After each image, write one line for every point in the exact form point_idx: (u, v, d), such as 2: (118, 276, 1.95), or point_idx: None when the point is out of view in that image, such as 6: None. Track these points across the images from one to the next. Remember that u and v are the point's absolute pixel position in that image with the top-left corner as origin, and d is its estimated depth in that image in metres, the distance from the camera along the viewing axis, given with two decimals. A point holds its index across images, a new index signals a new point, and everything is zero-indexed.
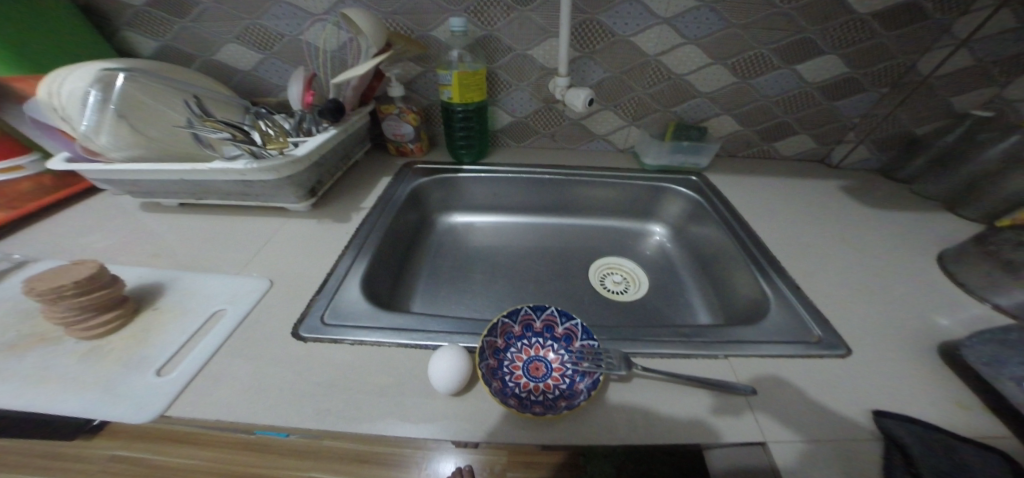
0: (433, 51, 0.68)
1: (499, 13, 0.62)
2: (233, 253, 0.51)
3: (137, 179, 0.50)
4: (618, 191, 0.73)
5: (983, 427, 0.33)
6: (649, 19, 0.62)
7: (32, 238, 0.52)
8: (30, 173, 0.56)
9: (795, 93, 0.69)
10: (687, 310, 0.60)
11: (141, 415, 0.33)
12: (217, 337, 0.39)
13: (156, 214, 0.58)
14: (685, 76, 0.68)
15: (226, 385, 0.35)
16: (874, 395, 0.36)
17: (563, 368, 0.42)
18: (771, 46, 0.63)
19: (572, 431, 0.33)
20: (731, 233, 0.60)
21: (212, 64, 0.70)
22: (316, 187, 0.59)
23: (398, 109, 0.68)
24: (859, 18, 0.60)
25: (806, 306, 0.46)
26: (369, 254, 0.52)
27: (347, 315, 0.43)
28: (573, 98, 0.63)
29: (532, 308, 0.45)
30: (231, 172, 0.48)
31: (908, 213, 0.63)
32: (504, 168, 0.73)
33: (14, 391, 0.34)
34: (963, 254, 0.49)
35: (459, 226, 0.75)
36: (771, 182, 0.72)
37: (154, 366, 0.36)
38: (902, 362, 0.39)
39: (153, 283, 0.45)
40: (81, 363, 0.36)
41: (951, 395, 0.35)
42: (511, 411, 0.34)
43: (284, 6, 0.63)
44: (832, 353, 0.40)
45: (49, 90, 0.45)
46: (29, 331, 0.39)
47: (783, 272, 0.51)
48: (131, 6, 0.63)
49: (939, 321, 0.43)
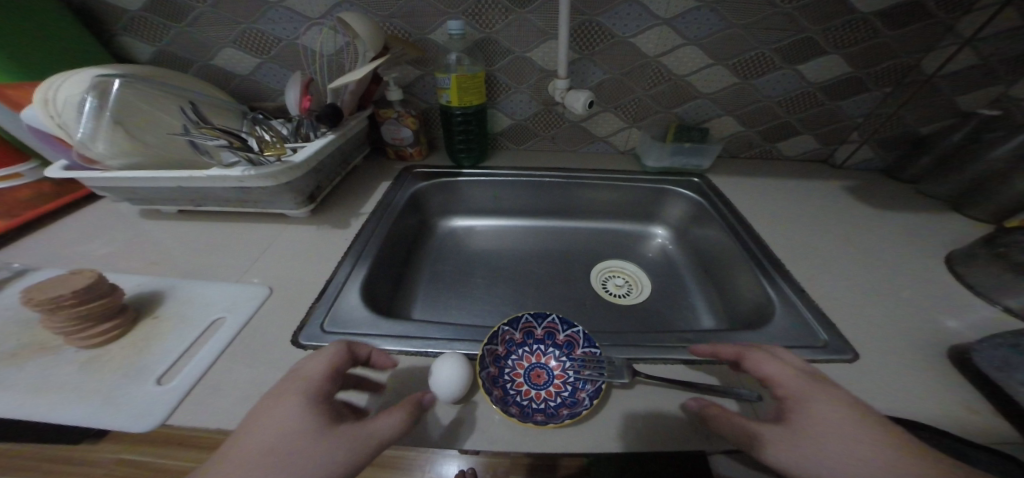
0: (431, 54, 0.67)
1: (498, 15, 0.62)
2: (234, 260, 0.51)
3: (135, 186, 0.50)
4: (618, 193, 0.72)
5: (994, 434, 0.32)
6: (649, 20, 0.61)
7: (31, 246, 0.52)
8: (28, 180, 0.57)
9: (797, 93, 0.68)
10: (690, 313, 0.60)
11: (142, 425, 0.32)
12: (217, 344, 0.39)
13: (155, 221, 0.58)
14: (685, 76, 0.68)
15: (224, 395, 0.35)
16: (882, 400, 0.35)
17: (565, 375, 0.42)
18: (772, 47, 0.63)
19: (574, 439, 0.32)
20: (733, 236, 0.59)
21: (210, 69, 0.70)
22: (315, 193, 0.58)
23: (397, 113, 0.68)
24: (861, 17, 0.59)
25: (811, 309, 0.45)
26: (368, 260, 0.52)
27: (347, 322, 0.43)
28: (573, 101, 0.62)
29: (533, 316, 0.44)
30: (229, 179, 0.48)
31: (914, 214, 0.62)
32: (504, 170, 0.73)
33: (14, 400, 0.34)
34: (971, 255, 0.48)
35: (460, 230, 0.74)
36: (774, 183, 0.71)
37: (154, 375, 0.36)
38: (910, 366, 0.38)
39: (151, 292, 0.45)
40: (81, 372, 0.36)
41: (962, 400, 0.35)
42: (513, 420, 0.33)
43: (281, 11, 0.62)
44: (838, 358, 0.39)
45: (45, 97, 0.46)
46: (30, 340, 0.39)
47: (787, 275, 0.50)
48: (127, 12, 0.63)
49: (947, 324, 0.43)
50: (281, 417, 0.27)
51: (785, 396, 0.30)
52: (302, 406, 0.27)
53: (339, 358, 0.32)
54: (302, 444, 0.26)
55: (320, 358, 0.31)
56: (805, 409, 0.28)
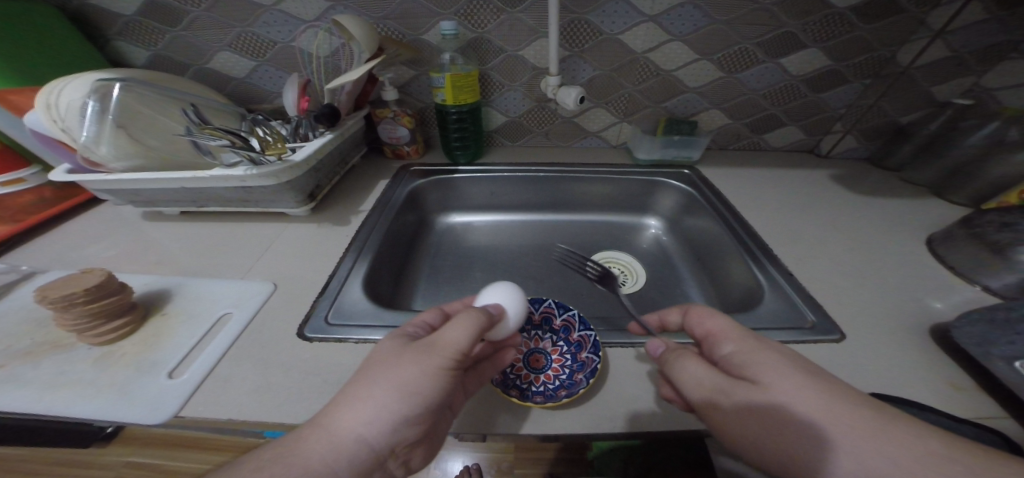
0: (425, 54, 0.68)
1: (489, 15, 0.63)
2: (237, 259, 0.52)
3: (139, 188, 0.51)
4: (612, 186, 0.74)
5: (979, 408, 0.34)
6: (635, 17, 0.63)
7: (35, 251, 0.53)
8: (31, 185, 0.58)
9: (781, 86, 0.70)
10: (685, 300, 0.61)
11: (155, 416, 0.33)
12: (226, 338, 0.40)
13: (157, 222, 0.59)
14: (672, 72, 0.70)
15: (236, 386, 0.36)
16: (869, 379, 0.37)
17: (563, 359, 0.44)
18: (753, 42, 0.65)
19: (573, 420, 0.34)
20: (723, 224, 0.61)
21: (205, 72, 0.71)
22: (315, 191, 0.59)
23: (393, 112, 0.70)
24: (838, 12, 0.61)
25: (799, 292, 0.47)
26: (369, 255, 0.53)
27: (351, 314, 0.44)
28: (565, 97, 0.64)
29: (531, 301, 0.48)
30: (231, 179, 0.49)
31: (899, 200, 0.64)
32: (499, 167, 0.75)
33: (30, 394, 0.35)
34: (950, 237, 0.51)
35: (458, 226, 0.75)
36: (763, 174, 0.73)
37: (166, 368, 0.37)
38: (893, 345, 0.40)
39: (159, 290, 0.46)
40: (94, 367, 0.37)
41: (947, 377, 0.36)
42: (511, 401, 0.35)
43: (275, 13, 0.63)
44: (826, 338, 0.41)
45: (47, 101, 0.47)
46: (43, 338, 0.40)
47: (775, 260, 0.53)
48: (122, 17, 0.64)
49: (932, 305, 0.45)
50: (376, 350, 0.31)
51: (736, 353, 0.31)
52: (393, 340, 0.32)
53: (433, 315, 0.37)
54: (392, 362, 0.30)
55: (431, 309, 0.38)
56: (754, 361, 0.29)
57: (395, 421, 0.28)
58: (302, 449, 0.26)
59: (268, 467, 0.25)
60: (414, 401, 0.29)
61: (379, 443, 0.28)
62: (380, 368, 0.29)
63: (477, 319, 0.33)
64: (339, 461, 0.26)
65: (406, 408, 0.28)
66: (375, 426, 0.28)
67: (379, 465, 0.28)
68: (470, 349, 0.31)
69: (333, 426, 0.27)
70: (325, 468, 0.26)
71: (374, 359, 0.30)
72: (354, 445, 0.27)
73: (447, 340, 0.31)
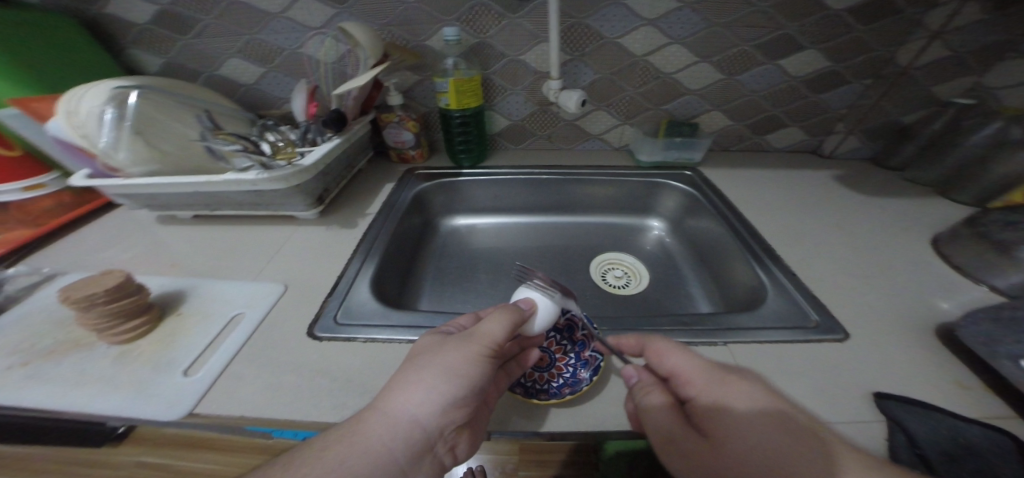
0: (428, 60, 0.70)
1: (491, 20, 0.65)
2: (248, 261, 0.53)
3: (156, 193, 0.53)
4: (615, 188, 0.75)
5: (988, 407, 0.33)
6: (634, 20, 0.64)
7: (55, 254, 0.55)
8: (50, 190, 0.60)
9: (781, 87, 0.71)
10: (688, 300, 0.62)
11: (172, 412, 0.34)
12: (239, 337, 0.41)
13: (171, 226, 0.61)
14: (672, 74, 0.70)
15: (249, 384, 0.37)
16: (875, 378, 0.36)
17: (566, 358, 0.44)
18: (752, 43, 0.66)
19: (575, 418, 0.34)
20: (726, 225, 0.62)
21: (216, 79, 0.72)
22: (323, 195, 0.60)
23: (398, 117, 0.71)
24: (834, 14, 0.62)
25: (801, 291, 0.48)
26: (376, 258, 0.54)
27: (360, 314, 0.45)
28: (567, 100, 0.65)
29: None
30: (243, 182, 0.50)
31: (902, 200, 0.64)
32: (503, 170, 0.76)
33: (52, 391, 0.36)
34: (955, 236, 0.51)
35: (463, 228, 0.77)
36: (765, 175, 0.74)
37: (182, 367, 0.38)
38: (896, 344, 0.40)
39: (175, 291, 0.47)
40: (113, 365, 0.38)
41: (953, 376, 0.36)
42: (517, 398, 0.36)
43: (283, 21, 0.65)
44: (830, 337, 0.41)
45: (68, 108, 0.48)
46: (65, 337, 0.41)
47: (777, 260, 0.53)
48: (136, 26, 0.66)
49: (938, 305, 0.44)
50: (419, 344, 0.34)
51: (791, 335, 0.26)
52: (435, 336, 0.35)
53: (468, 317, 0.39)
54: (437, 351, 0.32)
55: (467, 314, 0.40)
56: None
57: (443, 402, 0.30)
58: (361, 429, 0.28)
59: (334, 445, 0.27)
60: (459, 383, 0.31)
61: (428, 425, 0.30)
62: (428, 356, 0.32)
63: (511, 313, 0.36)
64: (396, 438, 0.28)
65: (452, 390, 0.31)
66: (424, 406, 0.30)
67: (429, 449, 0.30)
68: (505, 340, 0.34)
69: (388, 408, 0.29)
70: (383, 446, 0.28)
71: (419, 350, 0.33)
72: (408, 424, 0.29)
73: (486, 331, 0.34)
